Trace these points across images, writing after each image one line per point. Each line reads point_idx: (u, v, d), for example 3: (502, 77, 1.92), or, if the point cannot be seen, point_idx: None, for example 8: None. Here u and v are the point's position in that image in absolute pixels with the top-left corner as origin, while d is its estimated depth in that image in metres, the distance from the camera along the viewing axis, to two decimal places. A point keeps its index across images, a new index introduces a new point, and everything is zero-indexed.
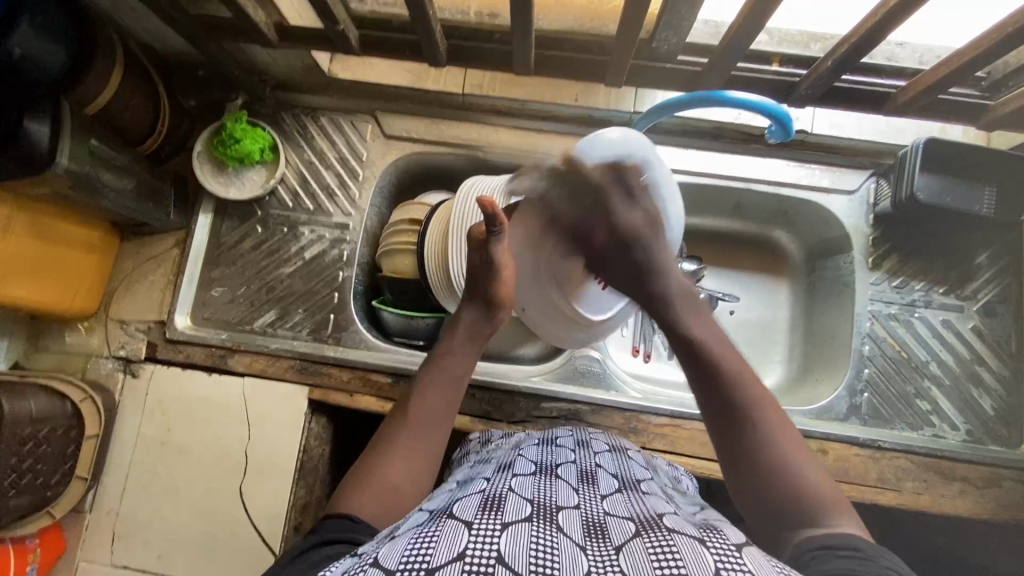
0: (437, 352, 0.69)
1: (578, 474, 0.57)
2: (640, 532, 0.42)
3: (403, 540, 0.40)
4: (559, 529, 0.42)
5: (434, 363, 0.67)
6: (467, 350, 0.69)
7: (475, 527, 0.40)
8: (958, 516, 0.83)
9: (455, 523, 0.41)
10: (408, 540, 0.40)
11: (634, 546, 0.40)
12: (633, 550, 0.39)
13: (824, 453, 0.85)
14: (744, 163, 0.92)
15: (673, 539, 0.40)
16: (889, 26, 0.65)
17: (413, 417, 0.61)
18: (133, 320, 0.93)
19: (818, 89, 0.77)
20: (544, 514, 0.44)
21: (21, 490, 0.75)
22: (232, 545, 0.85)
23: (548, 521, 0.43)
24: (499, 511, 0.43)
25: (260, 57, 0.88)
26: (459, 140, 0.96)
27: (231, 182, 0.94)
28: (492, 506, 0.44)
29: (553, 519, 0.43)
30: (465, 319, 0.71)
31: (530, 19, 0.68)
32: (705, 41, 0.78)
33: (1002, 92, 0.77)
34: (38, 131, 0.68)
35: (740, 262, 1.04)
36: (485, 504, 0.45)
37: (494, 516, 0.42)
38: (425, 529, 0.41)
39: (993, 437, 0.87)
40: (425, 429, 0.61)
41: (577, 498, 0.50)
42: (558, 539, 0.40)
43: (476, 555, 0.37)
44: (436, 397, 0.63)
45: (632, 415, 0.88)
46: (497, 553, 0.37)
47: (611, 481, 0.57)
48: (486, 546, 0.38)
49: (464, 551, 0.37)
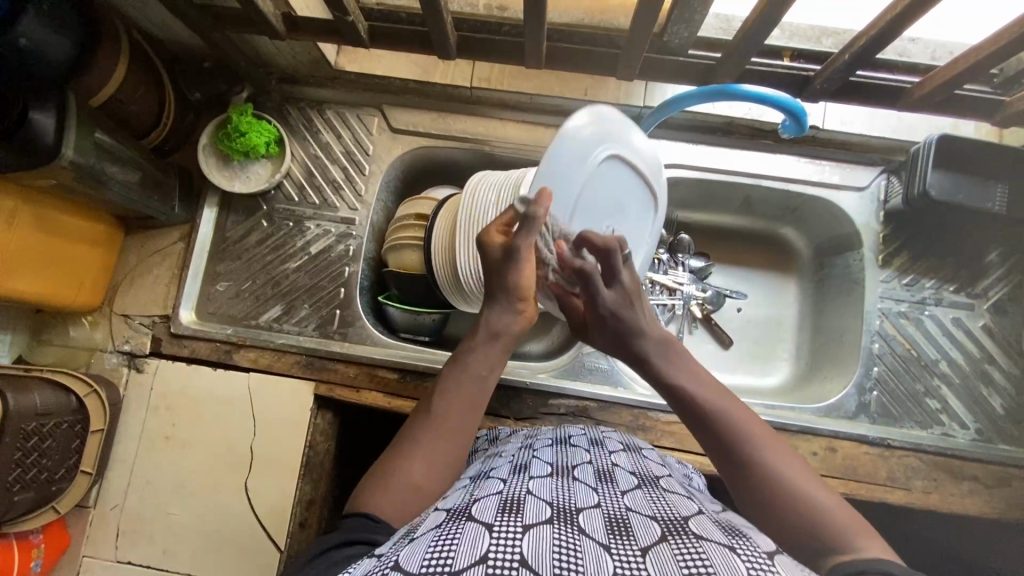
0: (459, 348, 0.63)
1: (596, 474, 0.57)
2: (665, 535, 0.41)
3: (424, 542, 0.40)
4: (581, 531, 0.41)
5: (457, 360, 0.62)
6: (493, 344, 0.63)
7: (497, 529, 0.40)
8: (968, 515, 0.83)
9: (475, 524, 0.41)
10: (429, 542, 0.39)
11: (660, 548, 0.39)
12: (659, 553, 0.39)
13: (833, 451, 0.84)
14: (754, 159, 0.92)
15: (702, 546, 0.39)
16: (907, 20, 0.64)
17: (437, 418, 0.57)
18: (138, 314, 0.93)
19: (833, 83, 0.76)
20: (564, 515, 0.44)
21: (26, 485, 0.75)
22: (238, 541, 0.85)
23: (569, 523, 0.42)
24: (520, 513, 0.43)
25: (266, 49, 0.87)
26: (467, 134, 0.95)
27: (236, 176, 0.93)
28: (512, 507, 0.44)
29: (574, 521, 0.43)
30: (492, 318, 0.64)
31: (542, 11, 0.67)
32: (716, 36, 0.77)
33: (1016, 88, 0.76)
34: (43, 122, 0.67)
35: (748, 259, 1.04)
36: (505, 505, 0.44)
37: (514, 518, 0.42)
38: (445, 531, 0.41)
39: (1003, 436, 0.86)
40: (449, 433, 0.57)
41: (597, 497, 0.50)
42: (581, 541, 0.40)
43: (499, 558, 0.37)
44: (456, 398, 0.59)
45: (640, 412, 0.88)
46: (520, 556, 0.37)
47: (630, 479, 0.57)
48: (509, 549, 0.37)
49: (486, 554, 0.37)
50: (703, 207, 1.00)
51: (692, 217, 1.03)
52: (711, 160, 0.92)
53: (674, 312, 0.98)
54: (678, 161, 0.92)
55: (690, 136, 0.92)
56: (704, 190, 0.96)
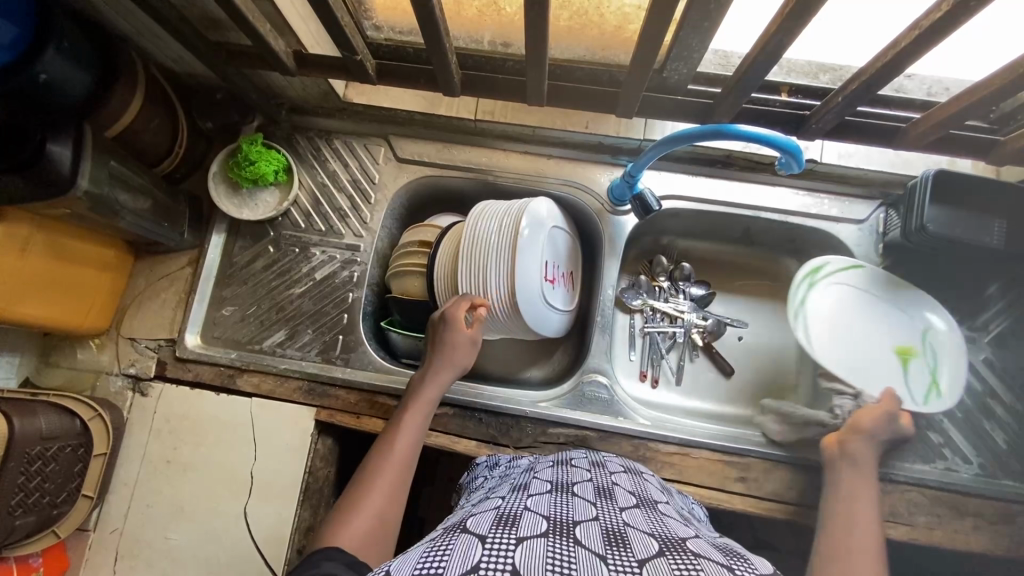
0: (410, 391, 0.77)
1: (595, 491, 0.58)
2: (663, 551, 0.43)
3: (417, 553, 0.41)
4: (577, 543, 0.43)
5: (420, 401, 0.75)
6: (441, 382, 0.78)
7: (490, 541, 0.41)
8: (973, 552, 0.81)
9: (469, 537, 0.42)
10: (422, 553, 0.40)
11: (657, 563, 0.40)
12: (656, 568, 0.40)
13: (834, 485, 0.84)
14: (753, 192, 0.93)
15: (700, 564, 0.41)
16: (900, 65, 0.65)
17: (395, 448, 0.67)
18: (144, 338, 0.95)
19: (829, 122, 0.78)
20: (561, 529, 0.45)
21: (27, 509, 0.75)
22: (236, 568, 0.84)
23: (566, 535, 0.43)
24: (515, 526, 0.44)
25: (277, 82, 0.90)
26: (471, 164, 0.97)
27: (245, 204, 0.95)
28: (508, 521, 0.45)
29: (571, 533, 0.44)
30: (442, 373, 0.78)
31: (543, 53, 0.70)
32: (714, 73, 0.80)
33: (1010, 126, 0.77)
34: (61, 154, 0.69)
35: (750, 289, 1.05)
36: (501, 519, 0.46)
37: (509, 530, 0.43)
38: (439, 543, 0.42)
39: (1008, 473, 0.85)
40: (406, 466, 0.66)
41: (595, 511, 0.51)
42: (577, 552, 0.41)
43: (491, 568, 0.38)
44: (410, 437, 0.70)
45: (640, 442, 0.87)
46: (512, 566, 0.38)
47: (629, 497, 0.58)
48: (502, 560, 0.38)
49: (478, 563, 0.38)
50: (702, 235, 1.02)
51: (691, 245, 1.05)
52: (708, 191, 0.93)
53: (675, 340, 1.01)
54: (677, 192, 0.94)
55: (690, 169, 0.94)
56: (703, 219, 0.97)
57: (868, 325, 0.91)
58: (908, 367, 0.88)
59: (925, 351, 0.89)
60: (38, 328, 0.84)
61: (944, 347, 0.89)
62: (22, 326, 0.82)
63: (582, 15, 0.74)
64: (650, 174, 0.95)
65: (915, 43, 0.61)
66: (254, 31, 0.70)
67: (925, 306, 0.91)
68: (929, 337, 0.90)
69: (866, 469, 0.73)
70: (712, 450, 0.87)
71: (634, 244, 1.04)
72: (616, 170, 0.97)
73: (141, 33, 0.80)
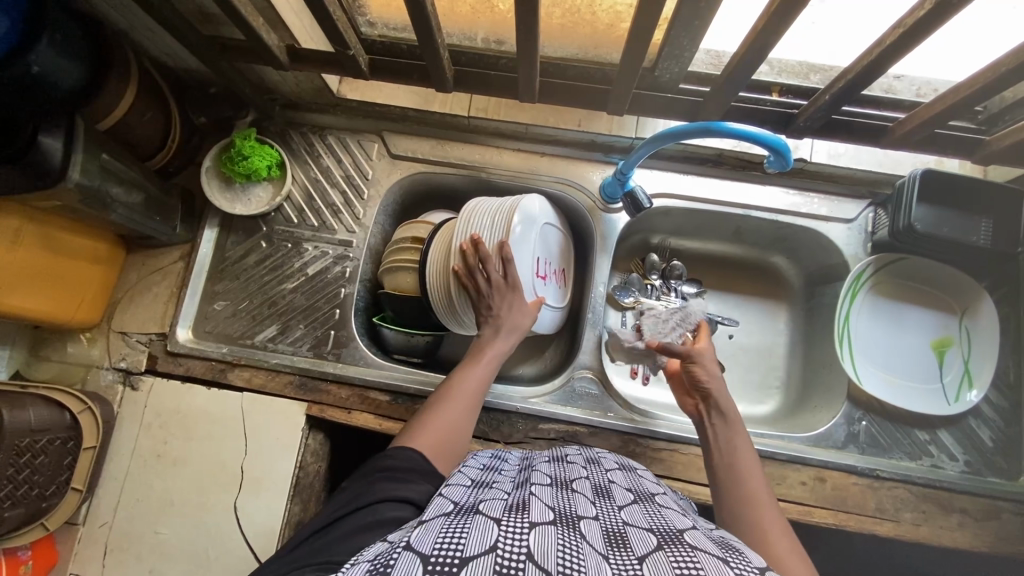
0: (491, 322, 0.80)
1: (593, 488, 0.58)
2: (662, 544, 0.43)
3: (435, 529, 0.42)
4: (582, 537, 0.43)
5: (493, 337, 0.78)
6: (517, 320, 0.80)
7: (505, 524, 0.42)
8: (957, 548, 0.82)
9: (484, 518, 0.43)
10: (440, 531, 0.42)
11: (658, 557, 0.41)
12: (657, 561, 0.40)
13: (822, 481, 0.84)
14: (743, 190, 0.94)
15: (698, 556, 0.41)
16: (886, 64, 0.66)
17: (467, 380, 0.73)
18: (135, 332, 0.94)
19: (816, 121, 0.79)
20: (567, 521, 0.46)
21: (16, 501, 0.75)
22: (225, 563, 0.84)
23: (571, 528, 0.44)
24: (527, 513, 0.45)
25: (270, 77, 0.91)
26: (463, 161, 0.98)
27: (237, 199, 0.96)
28: (519, 507, 0.46)
29: (576, 527, 0.45)
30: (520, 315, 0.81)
31: (535, 50, 0.70)
32: (704, 72, 0.80)
33: (998, 127, 0.78)
34: (52, 146, 0.69)
35: (740, 287, 1.06)
36: (512, 506, 0.47)
37: (522, 516, 0.44)
38: (455, 522, 0.43)
39: (992, 469, 0.86)
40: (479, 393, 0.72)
41: (595, 508, 0.51)
42: (582, 545, 0.42)
43: (508, 551, 0.39)
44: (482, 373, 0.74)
45: (630, 438, 0.88)
46: (528, 551, 0.39)
47: (625, 494, 0.58)
48: (517, 544, 0.40)
49: (496, 545, 0.39)
50: (693, 234, 1.03)
51: (682, 244, 1.06)
52: (699, 190, 0.94)
53: None
54: (668, 191, 0.95)
55: (681, 168, 0.94)
56: (693, 218, 0.98)
57: (905, 322, 0.94)
58: (944, 359, 0.92)
59: (963, 341, 0.91)
60: (30, 321, 0.84)
61: (981, 332, 0.90)
62: (13, 318, 0.82)
63: (573, 13, 0.74)
64: (642, 172, 0.95)
65: (901, 42, 0.62)
66: (248, 26, 0.70)
67: (968, 294, 0.91)
68: (964, 322, 0.92)
69: (735, 419, 0.70)
70: (701, 446, 0.87)
71: (626, 242, 1.05)
72: (607, 169, 0.97)
73: (135, 27, 0.80)
